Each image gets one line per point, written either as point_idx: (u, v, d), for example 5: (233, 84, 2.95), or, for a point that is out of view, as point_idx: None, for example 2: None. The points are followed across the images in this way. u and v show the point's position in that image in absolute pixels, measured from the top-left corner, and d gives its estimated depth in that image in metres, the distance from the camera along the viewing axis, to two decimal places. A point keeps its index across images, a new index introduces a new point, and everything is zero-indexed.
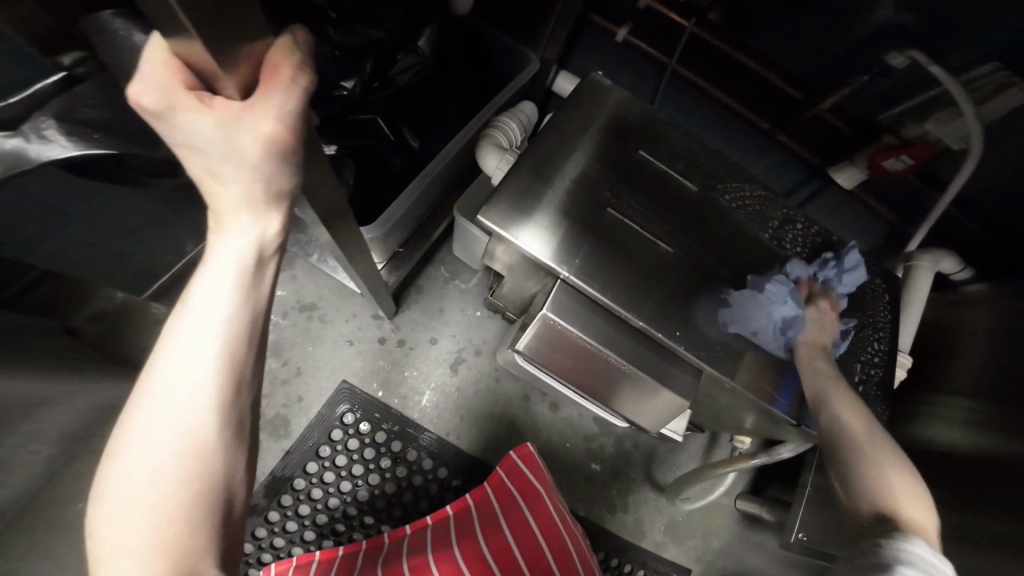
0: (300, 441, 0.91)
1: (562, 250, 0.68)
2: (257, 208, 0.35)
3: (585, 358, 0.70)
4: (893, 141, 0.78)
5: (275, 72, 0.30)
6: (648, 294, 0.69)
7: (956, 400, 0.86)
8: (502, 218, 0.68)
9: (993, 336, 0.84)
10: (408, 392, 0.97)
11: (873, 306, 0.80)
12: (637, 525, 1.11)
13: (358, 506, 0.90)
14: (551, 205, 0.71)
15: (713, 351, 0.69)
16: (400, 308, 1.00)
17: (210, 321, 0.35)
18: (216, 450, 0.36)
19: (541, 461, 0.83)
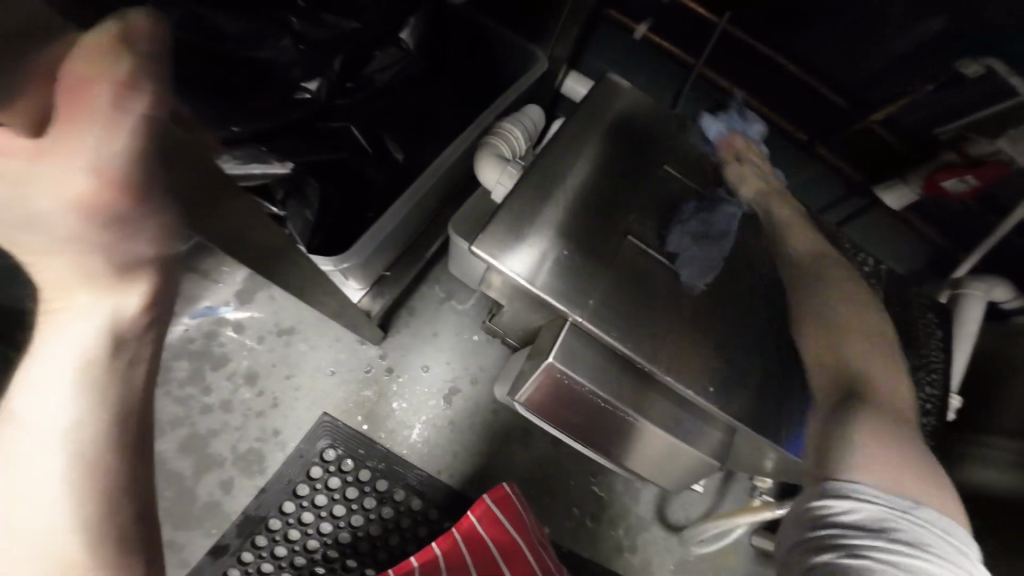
0: (275, 478, 0.82)
1: (571, 284, 0.59)
2: (102, 283, 0.28)
3: (596, 408, 0.62)
4: (955, 159, 0.67)
5: (82, 96, 0.22)
6: (671, 334, 0.60)
7: (995, 440, 0.78)
8: (494, 252, 0.58)
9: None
10: (396, 426, 0.88)
11: (927, 348, 0.70)
12: (647, 568, 1.02)
13: (339, 551, 0.81)
14: (554, 230, 0.60)
15: (745, 402, 0.59)
16: (390, 330, 0.90)
17: (46, 434, 0.28)
18: (92, 559, 0.30)
19: (518, 504, 0.78)
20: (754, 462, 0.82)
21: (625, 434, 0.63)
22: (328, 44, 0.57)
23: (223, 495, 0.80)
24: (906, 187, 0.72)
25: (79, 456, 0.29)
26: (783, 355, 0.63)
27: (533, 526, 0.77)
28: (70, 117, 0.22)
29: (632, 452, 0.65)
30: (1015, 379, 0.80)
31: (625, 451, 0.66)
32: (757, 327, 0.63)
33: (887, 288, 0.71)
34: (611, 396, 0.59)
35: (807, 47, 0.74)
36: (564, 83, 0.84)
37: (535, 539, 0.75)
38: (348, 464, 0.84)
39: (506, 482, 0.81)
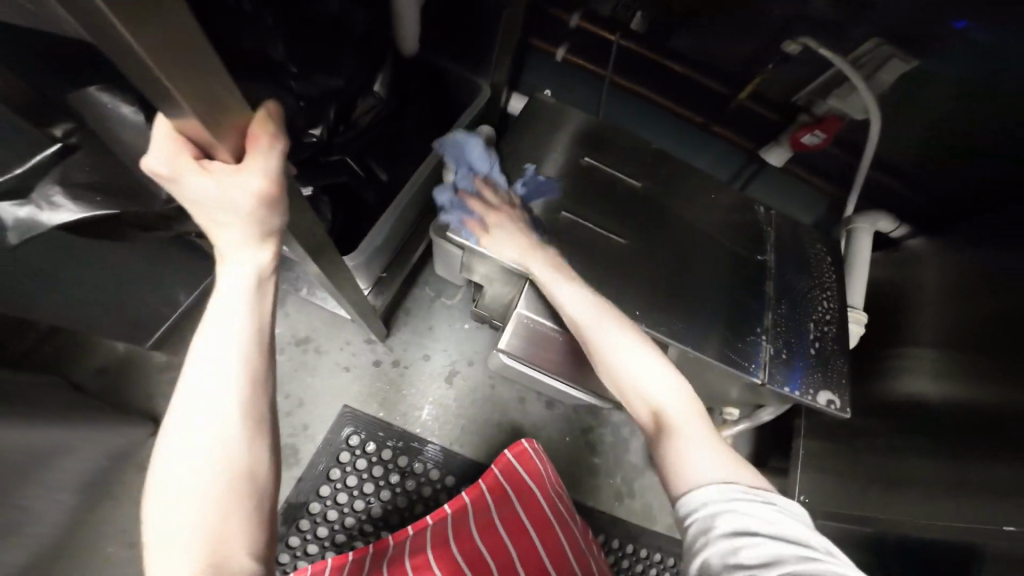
0: (310, 467, 0.95)
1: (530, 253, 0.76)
2: (255, 241, 0.41)
3: (563, 347, 0.78)
4: (808, 119, 0.90)
5: (254, 140, 0.37)
6: (614, 288, 0.77)
7: (921, 351, 0.92)
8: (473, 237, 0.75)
9: (946, 288, 0.92)
10: (408, 408, 1.01)
11: (821, 268, 0.88)
12: (647, 509, 1.15)
13: (373, 524, 0.93)
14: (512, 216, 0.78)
15: (680, 330, 0.76)
16: (391, 329, 1.04)
17: (224, 337, 0.41)
18: (247, 434, 0.41)
19: (537, 460, 0.88)
20: (722, 391, 0.92)
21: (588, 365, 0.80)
22: (321, 96, 0.74)
23: None
24: (781, 146, 0.95)
25: (242, 356, 0.42)
26: (706, 290, 0.80)
27: (550, 475, 0.88)
28: (254, 152, 0.37)
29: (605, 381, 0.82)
30: (923, 304, 0.95)
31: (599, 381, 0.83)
32: (682, 272, 0.81)
33: (783, 231, 0.90)
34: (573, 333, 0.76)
35: (690, 49, 0.94)
36: (510, 102, 1.08)
37: (553, 488, 0.86)
38: (371, 446, 0.97)
39: (525, 439, 0.92)
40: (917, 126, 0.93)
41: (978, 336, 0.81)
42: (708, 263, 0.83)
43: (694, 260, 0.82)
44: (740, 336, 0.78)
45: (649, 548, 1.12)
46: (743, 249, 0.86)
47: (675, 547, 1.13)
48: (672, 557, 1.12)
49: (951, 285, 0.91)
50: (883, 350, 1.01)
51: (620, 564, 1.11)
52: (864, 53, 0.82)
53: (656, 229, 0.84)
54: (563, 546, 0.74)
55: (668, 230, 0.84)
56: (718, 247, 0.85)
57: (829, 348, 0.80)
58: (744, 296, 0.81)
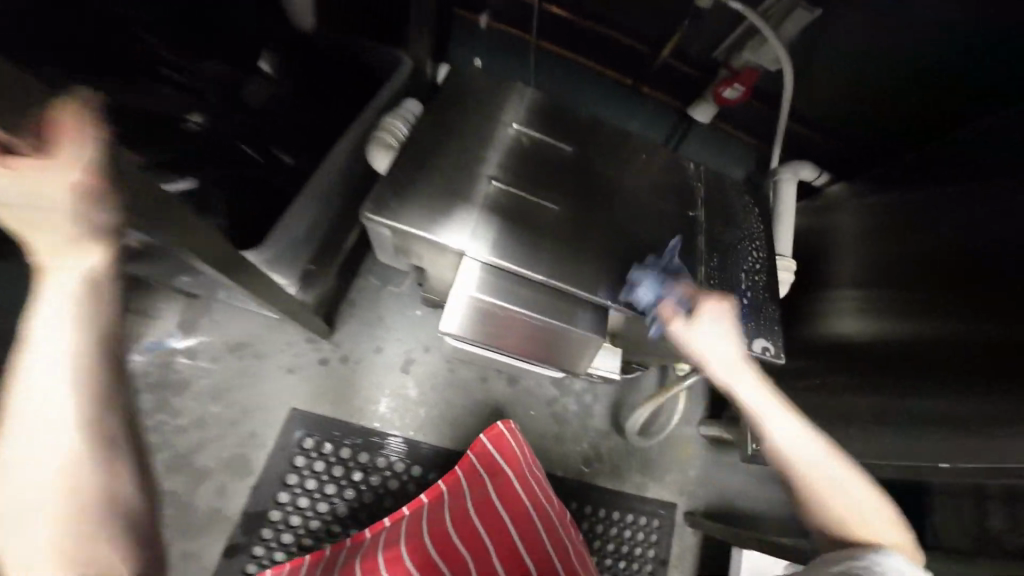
0: (265, 474, 0.93)
1: (456, 227, 0.73)
2: (76, 239, 0.38)
3: (507, 322, 0.76)
4: (727, 73, 0.89)
5: (62, 131, 0.39)
6: (555, 257, 0.76)
7: (844, 291, 0.98)
8: (404, 219, 0.71)
9: (864, 232, 0.97)
10: (364, 403, 0.97)
11: (749, 219, 0.92)
12: (616, 471, 1.20)
13: (340, 525, 0.91)
14: (431, 192, 0.74)
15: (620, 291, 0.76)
16: (336, 325, 1.00)
17: (43, 355, 0.35)
18: (91, 459, 0.35)
19: (513, 444, 0.89)
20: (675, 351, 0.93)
21: (534, 338, 0.78)
22: (198, 84, 0.73)
23: (221, 500, 0.92)
24: (704, 101, 0.96)
25: (71, 374, 0.35)
26: (641, 251, 0.81)
27: (525, 458, 0.88)
28: (64, 143, 0.38)
29: (559, 352, 0.79)
30: (843, 248, 1.01)
31: (555, 352, 0.80)
32: (619, 236, 0.81)
33: (713, 187, 0.92)
34: (515, 306, 0.72)
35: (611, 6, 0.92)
36: (436, 73, 1.01)
37: (529, 472, 0.87)
38: (327, 446, 0.94)
39: (501, 421, 0.91)
40: (824, 76, 0.99)
41: (895, 274, 0.87)
42: (642, 224, 0.84)
43: (628, 220, 0.84)
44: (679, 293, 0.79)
45: (622, 510, 1.18)
46: (675, 207, 0.88)
47: (644, 503, 1.20)
48: (643, 516, 1.18)
49: (867, 230, 0.97)
50: (812, 290, 1.07)
51: (596, 528, 1.15)
52: (768, 7, 0.85)
53: (589, 194, 0.84)
54: (536, 526, 0.76)
55: (601, 194, 0.85)
56: (650, 205, 0.86)
57: (760, 295, 0.84)
58: (682, 254, 0.83)
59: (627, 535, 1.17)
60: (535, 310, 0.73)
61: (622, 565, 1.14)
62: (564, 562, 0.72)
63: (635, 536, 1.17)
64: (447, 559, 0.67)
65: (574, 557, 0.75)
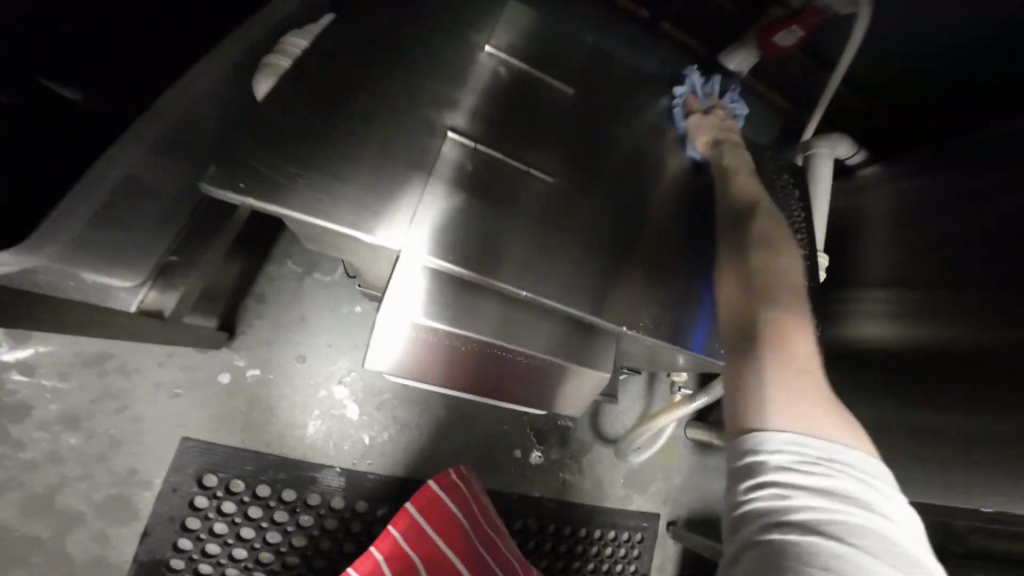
0: (156, 518, 0.73)
1: (379, 207, 0.48)
2: None
3: (471, 357, 0.53)
4: (782, 13, 0.70)
5: None
6: (537, 254, 0.53)
7: (872, 292, 0.84)
8: (302, 202, 0.45)
9: (897, 219, 0.83)
10: (285, 428, 0.75)
11: (782, 204, 0.72)
12: (598, 485, 1.00)
13: (265, 573, 0.74)
14: (335, 149, 0.48)
15: (621, 301, 0.55)
16: (241, 326, 0.75)
17: None
18: None
19: (450, 510, 0.68)
20: (664, 360, 0.78)
21: (511, 374, 0.55)
22: None
23: (105, 547, 0.71)
24: (748, 47, 0.74)
25: None
26: (650, 244, 0.60)
27: (472, 527, 0.68)
28: None
29: (538, 394, 0.57)
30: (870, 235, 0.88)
31: (541, 394, 0.58)
32: (621, 221, 0.59)
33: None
34: (478, 334, 0.50)
35: None
36: None
37: (476, 542, 0.66)
38: (239, 485, 0.73)
39: (435, 478, 0.70)
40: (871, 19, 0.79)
41: (937, 269, 0.74)
42: (651, 205, 0.62)
43: (632, 199, 0.62)
44: (702, 309, 0.59)
45: (603, 527, 0.99)
46: (693, 184, 0.66)
47: (628, 519, 1.02)
48: (625, 531, 1.01)
49: (900, 216, 0.83)
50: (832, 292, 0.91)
51: (574, 549, 0.96)
52: None
53: (582, 162, 0.61)
54: None
55: (599, 163, 0.62)
56: (661, 180, 0.64)
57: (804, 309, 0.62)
58: (705, 251, 0.63)
59: (608, 551, 1.00)
60: (509, 338, 0.51)
61: None
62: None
63: (616, 551, 1.01)
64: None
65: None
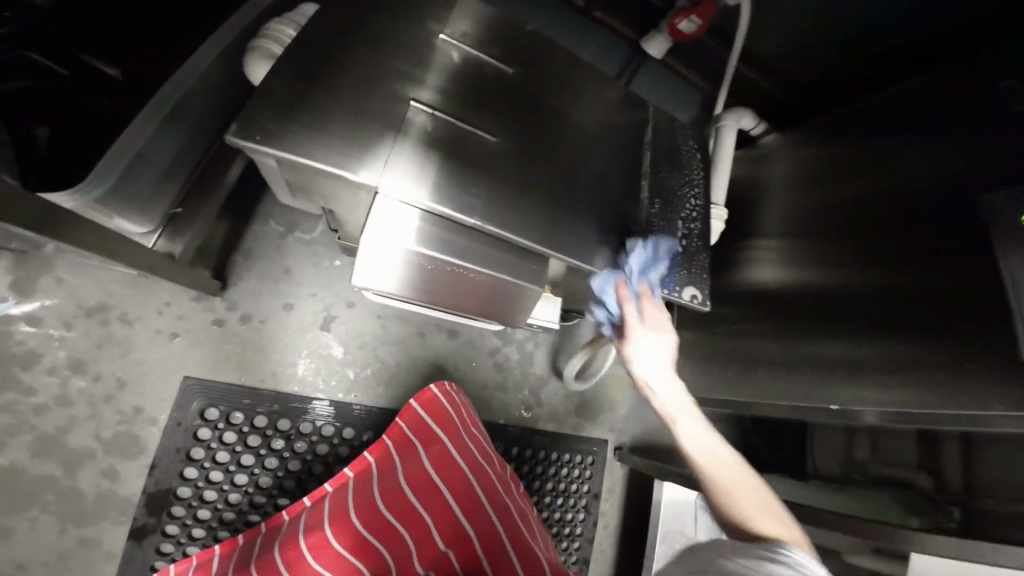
0: (163, 450, 0.83)
1: (362, 155, 0.60)
2: None
3: (439, 275, 0.68)
4: (686, 5, 0.85)
5: None
6: (487, 194, 0.67)
7: (770, 242, 1.04)
8: (297, 150, 0.56)
9: (795, 180, 1.04)
10: (278, 365, 0.87)
11: (690, 163, 0.89)
12: (554, 415, 1.18)
13: (265, 494, 0.87)
14: (326, 108, 0.60)
15: (556, 232, 0.70)
16: (231, 279, 0.84)
17: None
18: None
19: (445, 406, 0.82)
20: (605, 297, 0.93)
21: (471, 289, 0.71)
22: None
23: (113, 483, 0.81)
24: (661, 35, 0.90)
25: None
26: (580, 194, 0.75)
27: (462, 420, 0.83)
28: None
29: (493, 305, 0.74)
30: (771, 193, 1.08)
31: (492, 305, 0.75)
32: (557, 176, 0.74)
33: (656, 128, 0.88)
34: (444, 257, 0.63)
35: None
36: None
37: (466, 433, 0.82)
38: (237, 417, 0.85)
39: (433, 386, 0.84)
40: None
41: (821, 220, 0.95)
42: (579, 165, 0.77)
43: (566, 159, 0.77)
44: (625, 241, 0.75)
45: (559, 451, 1.16)
46: (615, 150, 0.82)
47: (581, 443, 1.20)
48: (579, 455, 1.19)
49: (799, 176, 1.03)
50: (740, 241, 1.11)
51: (535, 471, 1.13)
52: None
53: (526, 126, 0.75)
54: (479, 496, 0.73)
55: (537, 130, 0.76)
56: (589, 144, 0.80)
57: (695, 244, 0.81)
58: (623, 200, 0.79)
59: (564, 473, 1.17)
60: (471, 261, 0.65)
61: (560, 501, 1.16)
62: (511, 531, 0.69)
63: (571, 473, 1.18)
64: (382, 540, 0.62)
65: (522, 526, 0.72)
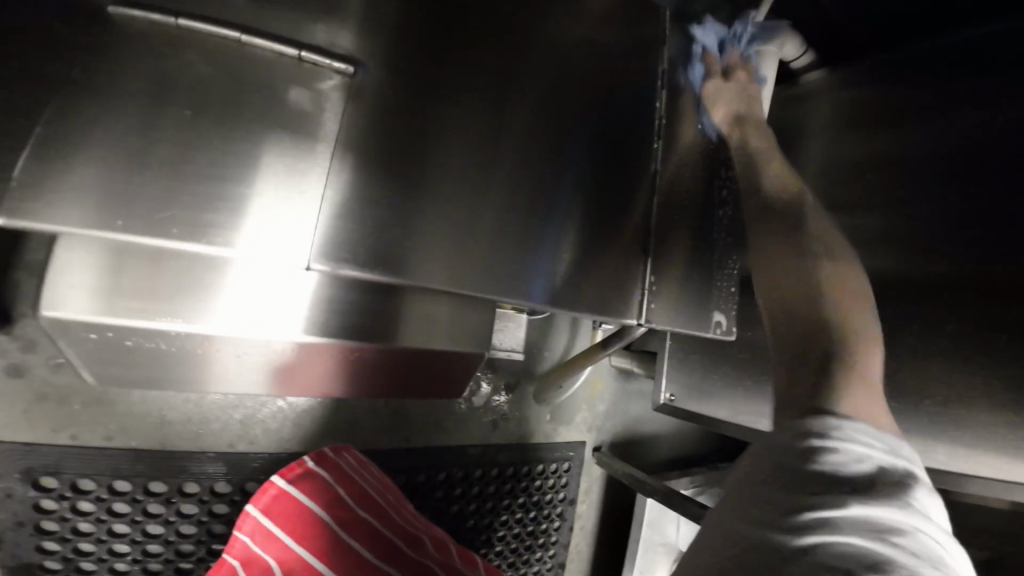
0: (2, 524, 0.62)
1: (178, 195, 0.38)
2: None
3: (321, 358, 0.52)
4: None
5: None
6: (407, 229, 0.45)
7: None
8: (55, 206, 0.35)
9: (841, 130, 0.77)
10: (138, 417, 0.64)
11: (690, 144, 0.66)
12: (524, 423, 1.01)
13: (159, 561, 0.68)
14: (93, 107, 0.37)
15: (519, 271, 0.51)
16: (22, 309, 0.57)
17: None
18: None
19: (304, 497, 0.52)
20: None
21: (374, 364, 0.55)
22: None
23: None
24: None
25: None
26: (538, 194, 0.53)
27: (346, 506, 0.52)
28: None
29: (413, 376, 0.60)
30: (809, 155, 0.80)
31: (416, 372, 0.60)
32: (493, 168, 0.50)
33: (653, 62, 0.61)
34: (326, 336, 0.49)
35: None
36: None
37: (358, 519, 0.50)
38: (88, 483, 0.63)
39: (279, 472, 0.55)
40: None
41: (866, 194, 0.71)
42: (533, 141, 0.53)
43: (514, 126, 0.51)
44: (614, 275, 0.58)
45: (531, 463, 1.01)
46: (586, 113, 0.57)
47: (555, 450, 1.05)
48: (553, 463, 1.04)
49: (850, 125, 0.77)
50: None
51: (504, 487, 0.97)
52: None
53: (438, 79, 0.47)
54: None
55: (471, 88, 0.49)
56: (548, 102, 0.54)
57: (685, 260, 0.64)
58: (601, 206, 0.58)
59: (537, 484, 1.03)
60: (363, 333, 0.50)
61: (533, 514, 1.03)
62: None
63: (545, 483, 1.04)
64: None
65: None
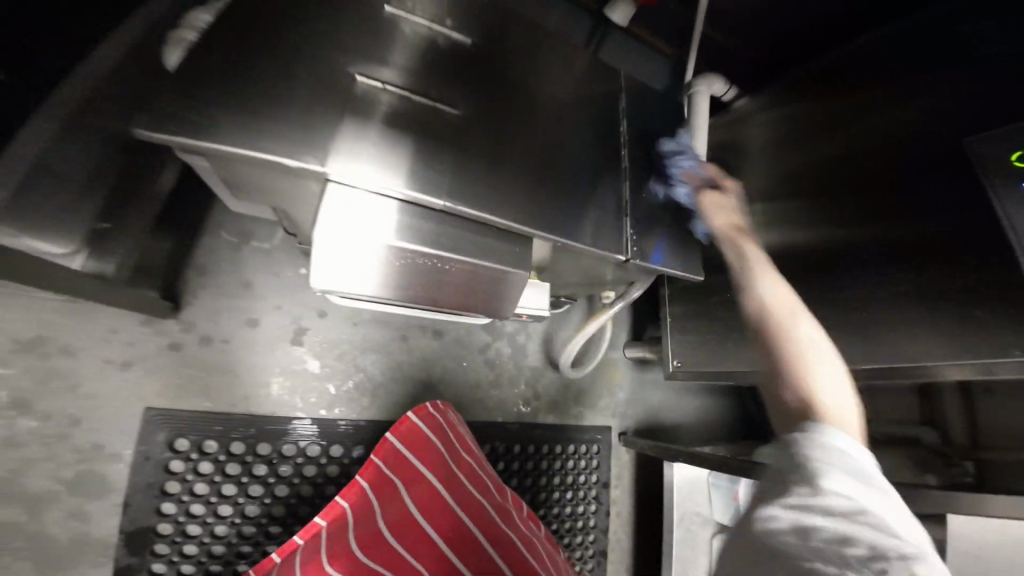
0: (135, 486, 0.74)
1: (312, 142, 0.54)
2: None
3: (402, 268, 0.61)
4: None
5: None
6: (467, 184, 0.63)
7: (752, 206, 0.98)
8: (229, 138, 0.50)
9: (769, 142, 0.99)
10: (251, 389, 0.80)
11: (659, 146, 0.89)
12: (554, 405, 1.13)
13: (255, 523, 0.78)
14: (263, 98, 0.54)
15: (544, 215, 0.68)
16: (184, 296, 0.77)
17: None
18: None
19: (426, 435, 0.75)
20: (594, 275, 0.87)
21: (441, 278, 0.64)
22: None
23: (82, 525, 0.71)
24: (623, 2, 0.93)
25: None
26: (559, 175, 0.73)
27: (451, 443, 0.76)
28: None
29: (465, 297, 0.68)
30: (750, 160, 1.02)
31: (468, 296, 0.68)
32: (527, 155, 0.70)
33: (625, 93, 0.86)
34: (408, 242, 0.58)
35: None
36: None
37: (461, 452, 0.75)
38: (211, 445, 0.77)
39: (411, 413, 0.78)
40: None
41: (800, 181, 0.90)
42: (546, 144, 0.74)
43: (533, 127, 0.73)
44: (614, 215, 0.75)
45: (563, 442, 1.11)
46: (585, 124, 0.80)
47: (584, 433, 1.15)
48: (583, 444, 1.14)
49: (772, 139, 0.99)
50: None
51: (541, 466, 1.07)
52: None
53: (488, 106, 0.69)
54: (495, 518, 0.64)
55: None
56: (555, 117, 0.76)
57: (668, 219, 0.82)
58: (602, 177, 0.77)
59: (570, 466, 1.12)
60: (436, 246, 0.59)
61: (570, 495, 1.10)
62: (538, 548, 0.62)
63: (578, 465, 1.13)
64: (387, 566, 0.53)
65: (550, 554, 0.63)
